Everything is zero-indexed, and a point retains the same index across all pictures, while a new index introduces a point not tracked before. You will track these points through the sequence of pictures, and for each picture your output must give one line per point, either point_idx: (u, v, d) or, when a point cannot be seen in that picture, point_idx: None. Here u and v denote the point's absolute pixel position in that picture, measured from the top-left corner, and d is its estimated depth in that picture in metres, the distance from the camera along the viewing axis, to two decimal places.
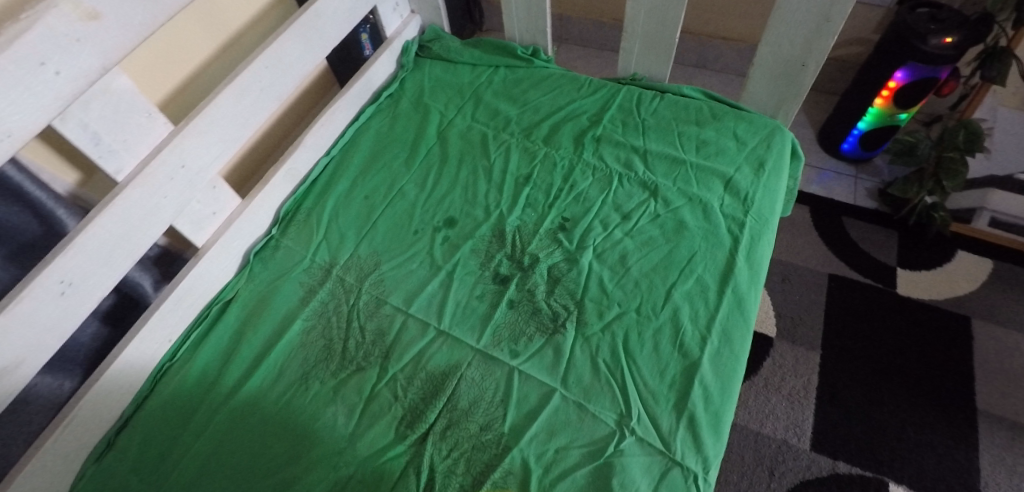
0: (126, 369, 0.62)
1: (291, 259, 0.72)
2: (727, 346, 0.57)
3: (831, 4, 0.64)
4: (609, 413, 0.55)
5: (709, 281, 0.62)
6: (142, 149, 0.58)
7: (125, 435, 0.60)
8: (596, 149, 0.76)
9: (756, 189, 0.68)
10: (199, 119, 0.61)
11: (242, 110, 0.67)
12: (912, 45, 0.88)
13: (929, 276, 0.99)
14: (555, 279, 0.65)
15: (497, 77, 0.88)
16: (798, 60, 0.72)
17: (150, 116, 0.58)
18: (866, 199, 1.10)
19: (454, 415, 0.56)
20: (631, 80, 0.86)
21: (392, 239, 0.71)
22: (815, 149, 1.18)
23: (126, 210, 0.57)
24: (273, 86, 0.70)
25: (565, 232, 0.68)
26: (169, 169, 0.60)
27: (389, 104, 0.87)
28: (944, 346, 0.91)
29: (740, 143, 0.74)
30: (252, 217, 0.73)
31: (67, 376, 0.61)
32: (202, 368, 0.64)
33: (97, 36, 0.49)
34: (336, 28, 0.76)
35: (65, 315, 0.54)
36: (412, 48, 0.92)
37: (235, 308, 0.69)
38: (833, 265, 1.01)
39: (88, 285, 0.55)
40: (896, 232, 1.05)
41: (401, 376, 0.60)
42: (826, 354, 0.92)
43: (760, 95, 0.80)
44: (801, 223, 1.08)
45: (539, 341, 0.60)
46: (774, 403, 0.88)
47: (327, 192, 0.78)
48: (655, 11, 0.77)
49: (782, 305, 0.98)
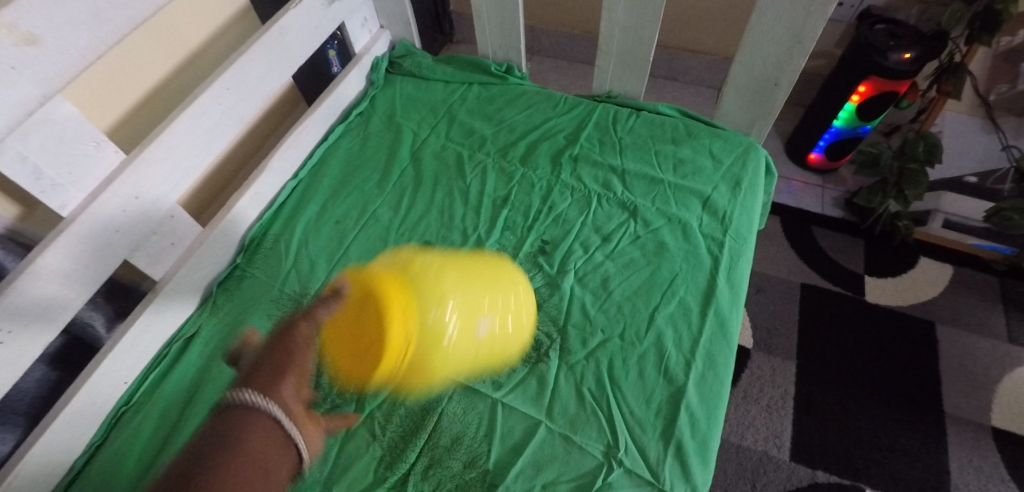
0: (76, 417, 0.57)
1: (259, 289, 0.68)
2: (711, 370, 0.57)
3: (803, 25, 0.66)
4: (596, 445, 0.53)
5: (691, 303, 0.62)
6: (90, 182, 0.54)
7: (75, 489, 0.56)
8: (573, 169, 0.75)
9: (733, 208, 0.69)
10: (154, 145, 0.58)
11: (202, 134, 0.63)
12: (873, 61, 0.90)
13: (895, 282, 1.02)
14: (537, 305, 0.63)
15: (471, 94, 0.86)
16: (772, 79, 0.74)
17: (97, 144, 0.53)
18: (833, 208, 1.13)
19: (436, 453, 0.54)
20: (607, 98, 0.86)
21: (366, 266, 0.69)
22: (783, 159, 1.21)
23: (72, 246, 0.52)
24: (235, 108, 0.66)
25: (546, 256, 0.67)
26: (121, 199, 0.56)
27: (359, 122, 0.85)
28: (913, 352, 0.94)
29: (716, 161, 0.74)
30: (215, 246, 0.69)
31: (9, 429, 0.55)
32: (162, 412, 0.60)
33: (35, 62, 0.45)
34: (301, 45, 0.73)
35: (4, 365, 0.49)
36: (382, 64, 0.90)
37: (197, 345, 0.65)
38: (805, 275, 1.03)
39: (32, 330, 0.51)
40: (863, 240, 1.07)
41: (379, 413, 0.57)
42: (802, 364, 0.93)
43: (734, 113, 0.82)
44: (772, 233, 1.10)
45: (523, 371, 0.58)
46: (754, 414, 0.89)
47: (296, 217, 0.74)
48: (630, 30, 0.77)
49: (758, 316, 0.99)
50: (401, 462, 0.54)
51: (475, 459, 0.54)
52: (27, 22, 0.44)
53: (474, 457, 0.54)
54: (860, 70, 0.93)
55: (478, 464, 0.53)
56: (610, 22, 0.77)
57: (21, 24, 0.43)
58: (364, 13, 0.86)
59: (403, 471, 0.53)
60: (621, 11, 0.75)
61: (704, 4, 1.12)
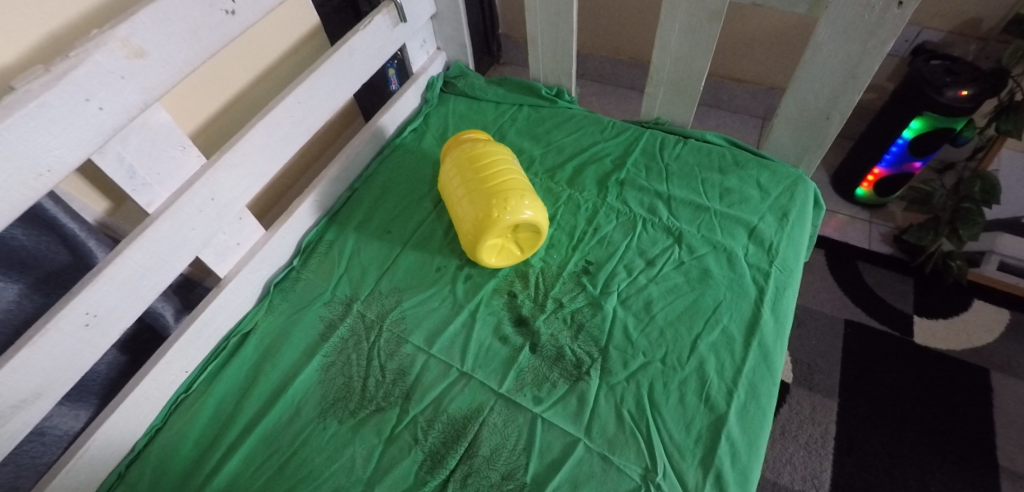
0: (141, 401, 0.61)
1: (312, 291, 0.72)
2: (754, 401, 0.57)
3: (858, 62, 0.67)
4: (634, 467, 0.54)
5: (735, 332, 0.61)
6: (173, 183, 0.59)
7: (136, 468, 0.59)
8: (619, 193, 0.77)
9: (780, 239, 0.69)
10: (232, 152, 0.62)
11: (273, 143, 0.68)
12: (929, 97, 0.89)
13: (947, 324, 0.98)
14: (579, 324, 0.64)
15: (521, 115, 0.89)
16: (823, 113, 0.74)
17: (184, 149, 0.58)
18: (881, 244, 1.10)
19: (475, 462, 0.55)
20: (654, 124, 0.88)
21: (415, 275, 0.71)
22: (830, 192, 1.19)
23: (155, 241, 0.57)
24: (305, 120, 0.71)
25: (589, 276, 0.68)
26: (199, 200, 0.60)
27: (413, 138, 0.88)
28: (963, 398, 0.90)
29: (764, 192, 0.74)
30: (274, 248, 0.73)
31: (82, 406, 0.60)
32: (217, 403, 0.63)
33: (141, 73, 0.50)
34: (365, 64, 0.77)
35: (86, 347, 0.53)
36: (437, 84, 0.94)
37: (253, 341, 0.68)
38: (849, 311, 1.01)
39: (112, 317, 0.55)
40: (912, 278, 1.04)
41: (422, 418, 0.59)
42: (844, 402, 0.91)
43: (783, 144, 0.82)
44: (816, 266, 1.08)
45: (563, 388, 0.59)
46: (792, 451, 0.87)
47: (349, 223, 0.78)
48: (681, 60, 0.79)
49: (798, 350, 0.97)
50: (442, 467, 0.55)
51: (513, 471, 0.55)
52: (138, 38, 0.49)
53: (512, 469, 0.55)
54: (914, 105, 0.92)
55: (516, 477, 0.54)
56: (662, 51, 0.79)
57: (133, 39, 0.48)
58: (424, 35, 0.91)
59: (443, 477, 0.55)
60: (674, 41, 0.77)
61: (754, 35, 1.12)
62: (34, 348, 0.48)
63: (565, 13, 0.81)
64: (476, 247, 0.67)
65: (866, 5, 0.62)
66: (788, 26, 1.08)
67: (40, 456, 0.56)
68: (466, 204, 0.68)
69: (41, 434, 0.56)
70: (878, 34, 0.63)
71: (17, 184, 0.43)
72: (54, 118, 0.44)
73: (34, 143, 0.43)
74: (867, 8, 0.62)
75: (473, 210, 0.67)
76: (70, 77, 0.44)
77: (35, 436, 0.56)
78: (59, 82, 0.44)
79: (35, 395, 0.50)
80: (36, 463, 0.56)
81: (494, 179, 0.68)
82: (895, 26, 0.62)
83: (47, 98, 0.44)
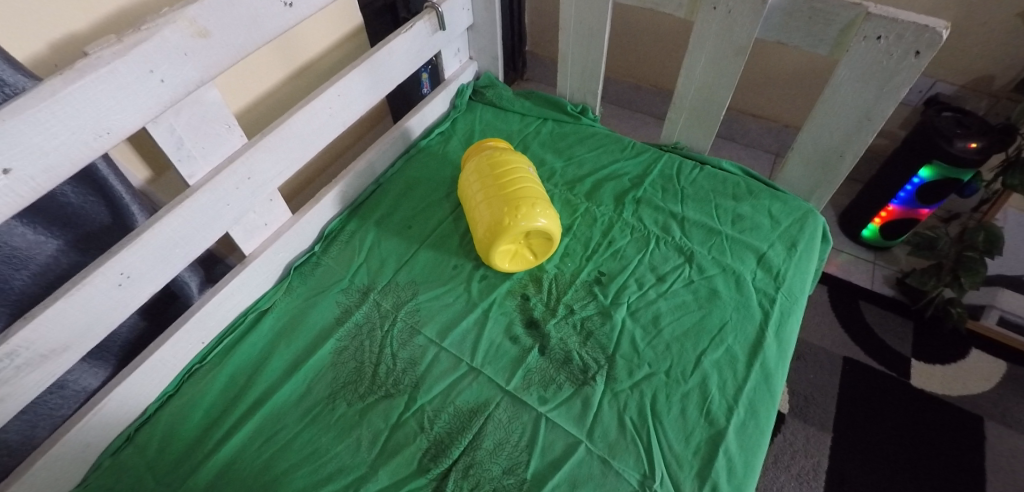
0: (157, 368, 0.63)
1: (331, 277, 0.74)
2: (753, 419, 0.58)
3: (874, 104, 0.70)
4: (632, 472, 0.55)
5: (738, 352, 0.63)
6: (216, 158, 0.62)
7: (145, 431, 0.61)
8: (636, 210, 0.79)
9: (788, 267, 0.71)
10: (272, 136, 0.65)
11: (310, 132, 0.70)
12: (938, 146, 0.92)
13: (943, 370, 0.99)
14: (588, 331, 0.66)
15: (545, 128, 0.92)
16: (837, 150, 0.77)
17: (229, 128, 0.61)
18: (884, 286, 1.12)
19: (478, 454, 0.57)
20: (673, 149, 0.91)
21: (431, 270, 0.73)
22: (836, 231, 1.22)
23: (192, 212, 0.59)
24: (341, 113, 0.74)
25: (601, 286, 0.71)
26: (237, 179, 0.63)
27: (440, 140, 0.91)
28: (955, 443, 0.91)
29: (774, 221, 0.76)
30: (299, 232, 0.75)
31: (101, 365, 0.63)
32: (230, 375, 0.65)
33: (203, 51, 0.53)
34: (403, 65, 0.81)
35: (115, 306, 0.55)
36: (467, 91, 0.97)
37: (269, 319, 0.70)
38: (848, 349, 1.03)
39: (143, 280, 0.57)
40: (911, 322, 1.06)
41: (429, 408, 0.60)
42: (838, 437, 0.92)
43: (796, 178, 0.85)
44: (818, 302, 1.10)
45: (569, 390, 0.61)
46: (783, 481, 0.88)
47: (371, 215, 0.80)
48: (704, 88, 0.82)
49: (795, 382, 0.99)
50: (444, 457, 0.57)
51: (515, 467, 0.56)
52: (204, 19, 0.52)
53: (513, 465, 0.56)
54: (924, 152, 0.95)
55: (516, 472, 0.56)
56: (687, 79, 0.83)
57: (200, 20, 0.51)
58: (459, 44, 0.94)
59: (445, 466, 0.56)
60: (700, 70, 0.80)
61: (774, 73, 1.16)
62: (70, 301, 0.51)
63: (596, 34, 0.84)
64: (490, 250, 0.69)
65: (885, 52, 0.65)
66: (809, 69, 1.12)
67: (57, 409, 0.59)
68: (482, 209, 0.71)
69: (61, 387, 0.59)
70: (895, 79, 0.66)
71: (79, 143, 0.46)
72: (120, 84, 0.47)
73: (98, 106, 0.46)
74: (886, 55, 0.65)
75: (488, 215, 0.69)
76: (140, 48, 0.48)
77: (55, 389, 0.58)
78: (129, 52, 0.47)
79: (63, 347, 0.52)
80: (54, 415, 0.59)
81: (511, 187, 0.71)
82: (911, 73, 0.65)
83: (117, 66, 0.47)
